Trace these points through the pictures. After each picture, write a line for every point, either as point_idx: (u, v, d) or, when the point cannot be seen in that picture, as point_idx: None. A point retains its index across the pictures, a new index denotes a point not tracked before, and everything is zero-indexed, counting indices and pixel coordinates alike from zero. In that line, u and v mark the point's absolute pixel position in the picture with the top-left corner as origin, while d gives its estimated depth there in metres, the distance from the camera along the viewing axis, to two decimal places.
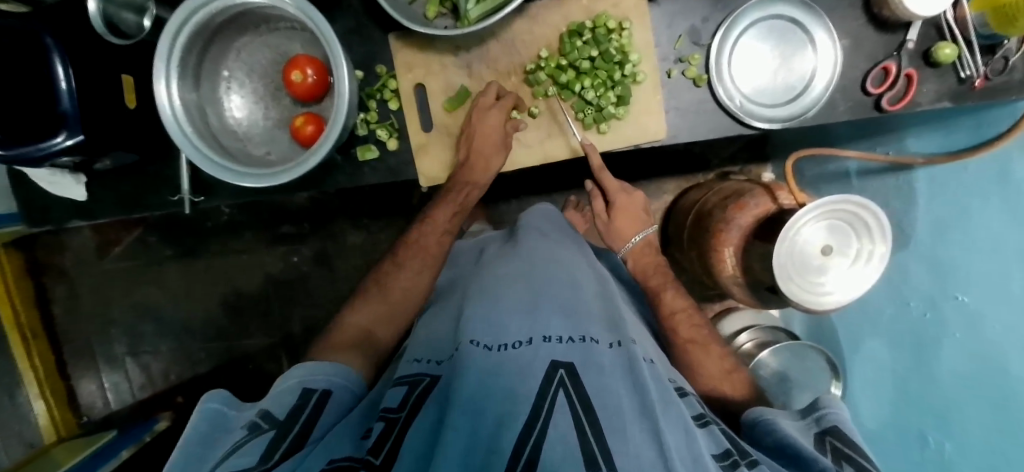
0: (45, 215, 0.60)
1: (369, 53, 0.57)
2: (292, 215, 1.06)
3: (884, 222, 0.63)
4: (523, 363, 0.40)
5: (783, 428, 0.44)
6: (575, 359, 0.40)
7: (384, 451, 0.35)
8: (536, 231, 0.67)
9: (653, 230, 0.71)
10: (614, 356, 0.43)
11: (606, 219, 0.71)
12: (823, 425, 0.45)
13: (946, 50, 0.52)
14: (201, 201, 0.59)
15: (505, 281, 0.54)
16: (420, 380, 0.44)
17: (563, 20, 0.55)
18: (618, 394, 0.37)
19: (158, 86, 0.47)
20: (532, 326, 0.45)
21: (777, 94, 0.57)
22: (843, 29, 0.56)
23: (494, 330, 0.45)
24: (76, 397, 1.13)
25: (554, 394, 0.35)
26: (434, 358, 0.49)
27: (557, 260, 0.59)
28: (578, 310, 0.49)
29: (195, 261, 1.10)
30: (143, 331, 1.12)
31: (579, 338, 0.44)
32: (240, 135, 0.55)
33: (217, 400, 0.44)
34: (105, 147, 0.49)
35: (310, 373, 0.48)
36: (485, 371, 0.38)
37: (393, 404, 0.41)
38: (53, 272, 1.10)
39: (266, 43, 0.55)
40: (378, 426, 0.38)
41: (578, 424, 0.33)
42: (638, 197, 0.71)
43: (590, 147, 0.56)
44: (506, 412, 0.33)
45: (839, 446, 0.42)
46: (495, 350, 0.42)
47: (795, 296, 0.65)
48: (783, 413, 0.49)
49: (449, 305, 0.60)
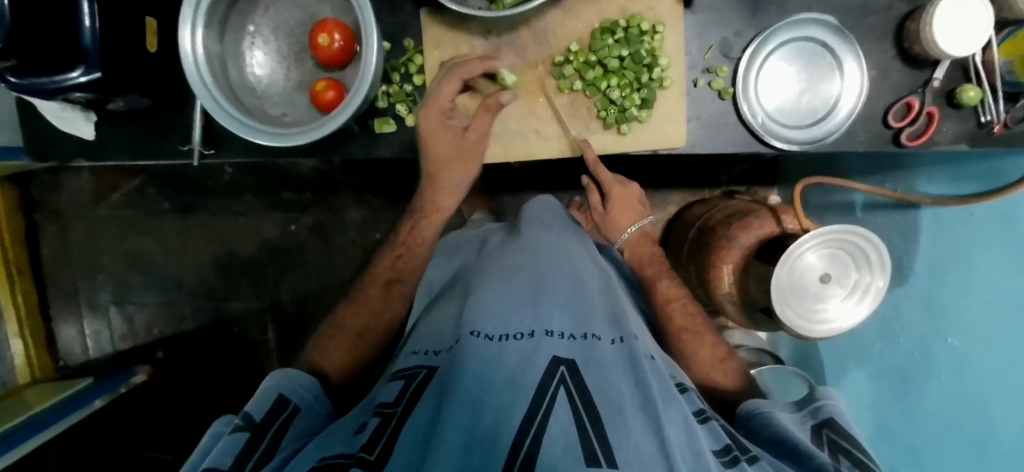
0: (48, 151, 0.59)
1: (398, 25, 0.56)
2: (296, 183, 1.05)
3: (885, 257, 0.64)
4: (525, 355, 0.40)
5: (781, 422, 0.44)
6: (576, 356, 0.40)
7: (378, 448, 0.34)
8: (539, 223, 0.67)
9: (649, 222, 0.71)
10: (615, 352, 0.43)
11: (602, 212, 0.71)
12: (820, 417, 0.46)
13: (970, 93, 0.53)
14: (211, 154, 0.58)
15: (506, 272, 0.54)
16: (416, 373, 0.44)
17: (597, 16, 0.55)
18: (619, 389, 0.38)
19: (182, 31, 0.46)
20: (536, 320, 0.45)
21: (799, 116, 0.57)
22: (872, 59, 0.57)
23: (497, 321, 0.45)
24: (56, 341, 1.11)
25: (554, 390, 0.36)
26: (431, 350, 0.49)
27: (562, 252, 0.60)
28: (582, 306, 0.49)
29: (192, 219, 1.08)
30: (130, 282, 1.11)
31: (581, 335, 0.44)
32: (258, 92, 0.54)
33: (224, 424, 0.43)
34: (121, 89, 0.49)
35: (287, 383, 0.48)
36: (484, 362, 0.38)
37: (389, 399, 0.41)
38: (46, 211, 1.08)
39: (295, 3, 0.55)
40: (374, 421, 0.38)
41: (579, 421, 0.33)
42: (635, 189, 0.71)
43: (586, 144, 0.55)
44: (506, 404, 0.34)
45: (836, 440, 0.43)
46: (496, 340, 0.42)
47: (792, 322, 0.65)
48: (777, 405, 0.49)
49: (453, 295, 0.59)
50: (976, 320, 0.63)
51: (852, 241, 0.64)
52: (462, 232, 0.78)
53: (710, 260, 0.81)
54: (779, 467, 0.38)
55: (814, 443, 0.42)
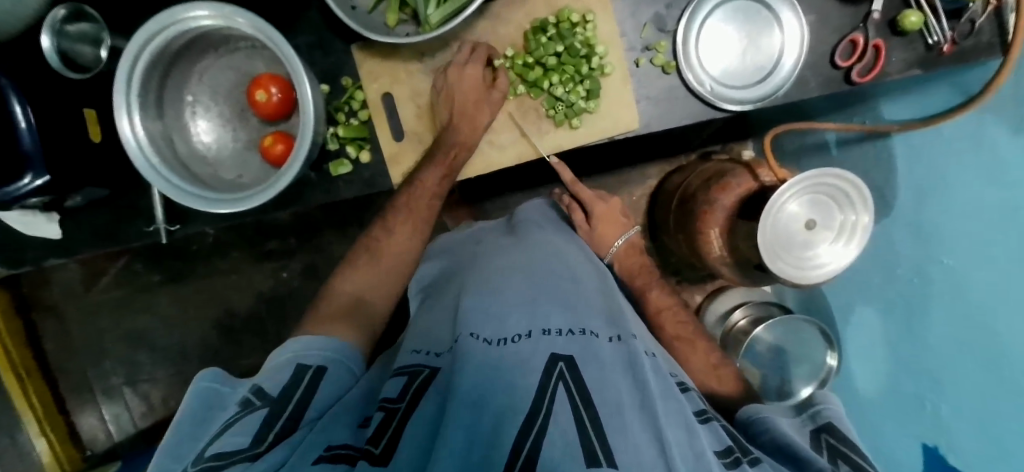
0: (21, 257, 0.59)
1: (333, 65, 0.56)
2: (278, 231, 1.06)
3: (865, 193, 0.64)
4: (524, 356, 0.40)
5: (780, 426, 0.45)
6: (575, 352, 0.41)
7: (383, 441, 0.33)
8: (533, 224, 0.67)
9: (635, 231, 0.72)
10: (613, 350, 0.44)
11: (587, 229, 0.71)
12: (819, 421, 0.47)
13: (911, 18, 0.52)
14: (177, 229, 0.58)
15: (506, 270, 0.54)
16: (420, 370, 0.44)
17: (526, 17, 0.54)
18: (618, 389, 0.38)
19: (120, 119, 0.46)
20: (533, 318, 0.45)
21: (747, 75, 0.56)
22: (808, 3, 0.56)
23: (495, 322, 0.45)
24: (78, 431, 1.13)
25: (554, 388, 0.36)
26: (431, 349, 0.49)
27: (557, 252, 0.60)
28: (577, 303, 0.50)
29: (184, 287, 1.09)
30: (138, 360, 1.12)
31: (580, 330, 0.44)
32: (210, 160, 0.55)
33: (208, 379, 0.42)
34: (73, 184, 0.49)
35: (303, 350, 0.45)
36: (488, 363, 0.38)
37: (393, 393, 0.40)
38: (41, 308, 1.09)
39: (228, 64, 0.54)
40: (378, 415, 0.37)
41: (579, 420, 0.33)
42: (616, 205, 0.71)
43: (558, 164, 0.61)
44: (506, 404, 0.34)
45: (835, 445, 0.43)
46: (495, 343, 0.42)
47: (784, 274, 0.65)
48: (777, 409, 0.49)
49: (447, 294, 0.59)
50: (980, 239, 0.60)
51: (828, 183, 0.65)
52: (452, 234, 0.78)
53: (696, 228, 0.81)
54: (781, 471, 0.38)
55: (813, 450, 0.43)
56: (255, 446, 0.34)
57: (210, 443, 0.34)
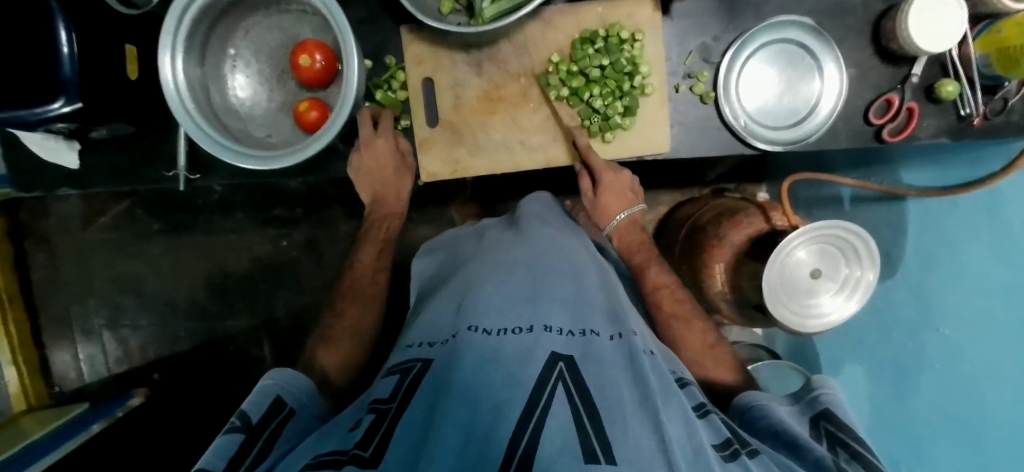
0: (34, 182, 0.59)
1: (379, 42, 0.56)
2: (286, 199, 1.05)
3: (874, 249, 0.64)
4: (524, 349, 0.39)
5: (778, 414, 0.45)
6: (575, 352, 0.40)
7: (373, 444, 0.33)
8: (538, 219, 0.67)
9: (639, 208, 0.66)
10: (613, 347, 0.44)
11: (592, 197, 0.63)
12: (817, 408, 0.46)
13: (948, 87, 0.53)
14: (197, 178, 0.58)
15: (505, 267, 0.53)
16: (411, 367, 0.44)
17: (577, 26, 0.55)
18: (618, 386, 0.37)
19: (162, 60, 0.46)
20: (534, 314, 0.45)
21: (782, 117, 0.57)
22: (850, 57, 0.57)
23: (496, 315, 0.45)
24: (49, 367, 1.10)
25: (552, 387, 0.35)
26: (427, 342, 0.48)
27: (562, 248, 0.59)
28: (580, 303, 0.49)
29: (182, 239, 1.08)
30: (123, 305, 1.10)
31: (580, 331, 0.44)
32: (242, 114, 0.54)
33: None
34: (102, 117, 0.49)
35: (284, 382, 0.47)
36: (483, 360, 0.38)
37: (384, 395, 0.41)
38: (35, 237, 1.07)
39: (276, 24, 0.55)
40: (368, 419, 0.38)
41: (576, 416, 0.33)
42: (626, 174, 0.62)
43: (579, 129, 0.56)
44: (505, 399, 0.33)
45: (834, 431, 0.43)
46: (494, 334, 0.42)
47: (784, 319, 0.66)
48: (775, 398, 0.50)
49: (453, 283, 0.58)
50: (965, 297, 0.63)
51: (838, 235, 0.65)
52: (460, 230, 0.77)
53: (703, 260, 0.81)
54: (778, 460, 0.39)
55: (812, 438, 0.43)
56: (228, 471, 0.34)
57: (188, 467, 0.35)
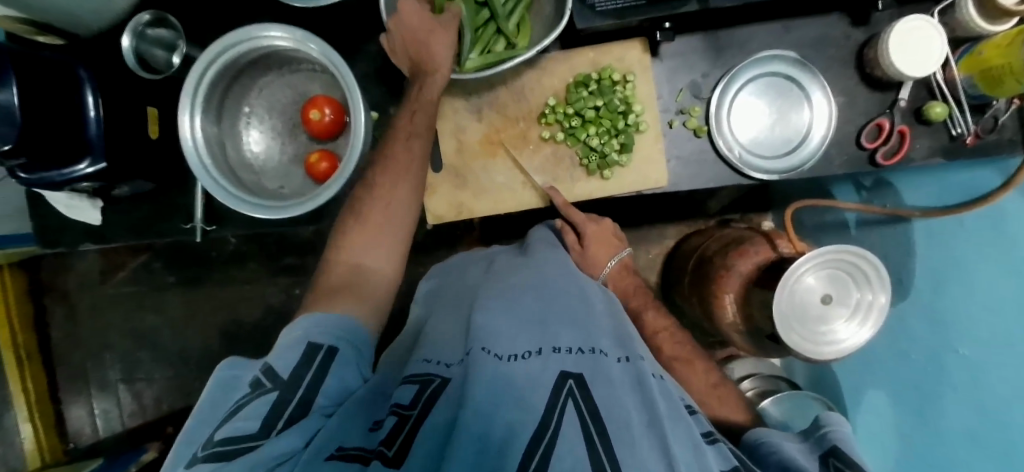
0: (58, 238, 0.61)
1: (384, 95, 0.60)
2: (297, 247, 1.07)
3: (883, 272, 0.64)
4: (534, 373, 0.39)
5: (788, 451, 0.43)
6: (585, 370, 0.40)
7: (397, 444, 0.33)
8: (548, 242, 0.67)
9: (626, 253, 0.71)
10: (622, 369, 0.43)
11: (580, 250, 0.69)
12: (825, 445, 0.43)
13: (936, 109, 0.55)
14: (212, 230, 0.60)
15: (513, 290, 0.53)
16: (430, 379, 0.41)
17: (570, 70, 0.58)
18: (627, 407, 0.37)
19: (181, 120, 0.49)
20: (543, 337, 0.45)
21: (775, 147, 0.59)
22: (838, 86, 0.59)
23: (505, 338, 0.44)
24: (66, 424, 1.11)
25: (563, 404, 0.35)
26: (444, 361, 0.45)
27: (571, 272, 0.60)
28: (587, 323, 0.49)
29: (197, 290, 1.10)
30: (138, 358, 1.11)
31: (589, 349, 0.44)
32: (256, 168, 0.57)
33: (230, 367, 0.42)
34: (126, 175, 0.52)
35: (316, 326, 0.44)
36: (495, 377, 0.38)
37: (404, 400, 0.39)
38: (54, 294, 1.10)
39: (287, 83, 0.58)
40: (390, 420, 0.36)
41: (587, 434, 0.32)
42: (608, 224, 0.71)
43: (552, 189, 0.57)
44: (515, 420, 0.33)
45: (841, 468, 0.40)
46: (506, 360, 0.41)
47: (797, 346, 0.65)
48: (784, 434, 0.47)
49: (460, 305, 0.59)
50: (988, 310, 0.62)
51: (846, 260, 0.65)
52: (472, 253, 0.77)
53: (712, 291, 0.81)
54: None
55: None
56: (263, 434, 0.34)
57: (222, 425, 0.35)
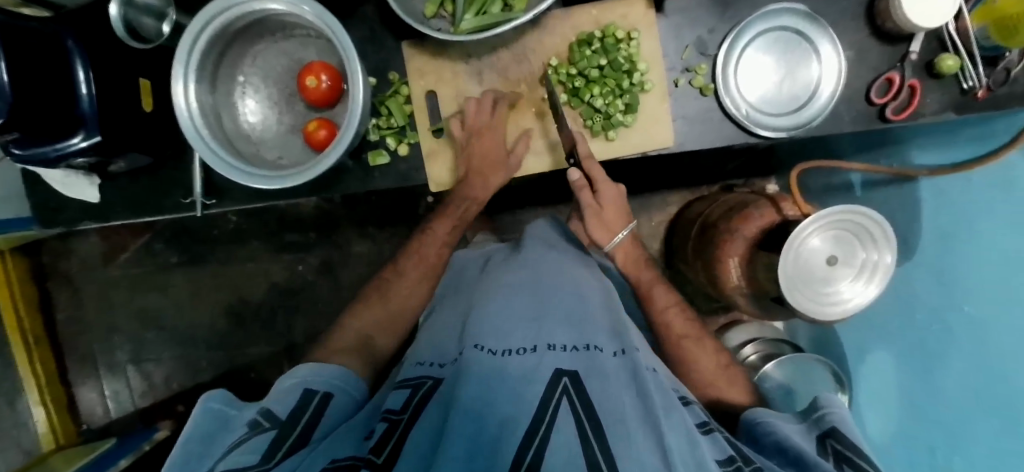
0: (56, 217, 0.60)
1: (382, 60, 0.58)
2: (299, 224, 1.07)
3: (889, 232, 0.64)
4: (527, 369, 0.39)
5: (784, 433, 0.43)
6: (579, 367, 0.39)
7: (386, 451, 0.33)
8: (543, 243, 0.65)
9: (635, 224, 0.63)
10: (617, 364, 0.42)
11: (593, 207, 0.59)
12: (824, 426, 0.43)
13: (948, 61, 0.53)
14: (212, 204, 0.60)
15: (509, 288, 0.53)
16: (421, 383, 0.43)
17: (573, 30, 0.56)
18: (621, 399, 0.36)
19: (175, 86, 0.47)
20: (538, 334, 0.44)
21: (783, 103, 0.57)
22: (847, 40, 0.58)
23: (499, 334, 0.44)
24: (77, 405, 1.12)
25: (557, 403, 0.34)
26: (436, 361, 0.47)
27: (564, 270, 0.58)
28: (583, 320, 0.48)
29: (199, 271, 1.10)
30: (145, 339, 1.12)
31: (584, 346, 0.43)
32: (253, 139, 0.56)
33: (217, 400, 0.43)
34: (120, 148, 0.51)
35: (312, 375, 0.47)
36: (486, 375, 0.37)
37: (395, 406, 0.39)
38: (58, 278, 1.10)
39: (282, 50, 0.56)
40: (381, 426, 0.36)
41: (582, 434, 0.31)
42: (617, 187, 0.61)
43: (578, 137, 0.54)
44: (507, 417, 0.33)
45: (840, 449, 0.40)
46: (499, 355, 0.41)
47: (803, 308, 0.64)
48: (783, 415, 0.47)
49: (457, 305, 0.59)
50: (990, 287, 0.61)
51: (856, 220, 0.64)
52: (466, 250, 0.75)
53: (715, 256, 0.81)
54: None
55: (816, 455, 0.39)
56: (263, 462, 0.34)
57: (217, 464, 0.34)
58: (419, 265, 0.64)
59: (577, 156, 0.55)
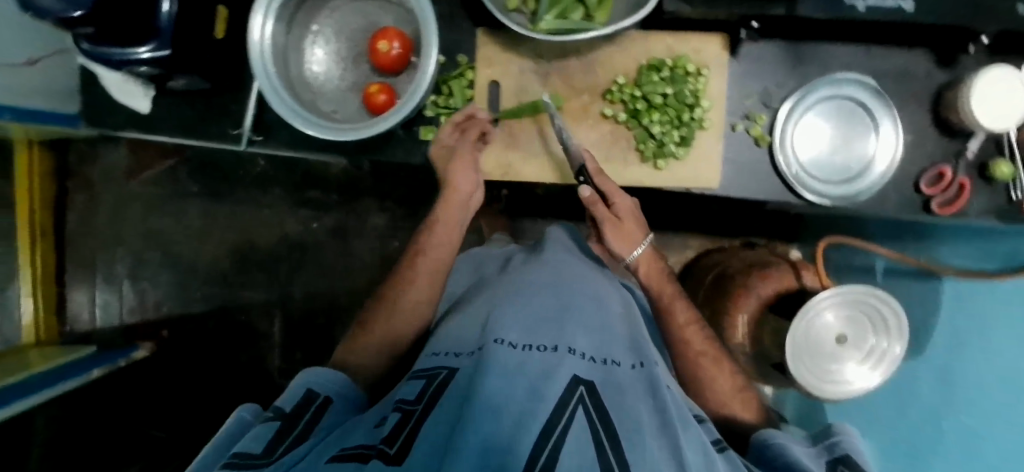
0: (103, 118, 0.61)
1: (454, 40, 0.59)
2: (323, 183, 1.07)
3: (904, 324, 0.63)
4: (548, 368, 0.38)
5: (795, 454, 0.42)
6: (596, 378, 0.39)
7: (398, 442, 0.33)
8: (562, 246, 0.65)
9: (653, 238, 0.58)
10: (634, 376, 0.43)
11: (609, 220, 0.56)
12: (836, 452, 0.42)
13: (1002, 168, 0.53)
14: (258, 140, 0.60)
15: (529, 289, 0.52)
16: (437, 373, 0.42)
17: (645, 53, 0.57)
18: (638, 411, 0.37)
19: (253, 19, 0.48)
20: (559, 336, 0.43)
21: (834, 170, 0.58)
22: (909, 124, 0.58)
23: (522, 331, 0.43)
24: (66, 306, 1.12)
25: (573, 408, 0.34)
26: (455, 352, 0.47)
27: (586, 278, 0.57)
28: (604, 328, 0.47)
29: (216, 205, 1.10)
30: (147, 259, 1.12)
31: (602, 359, 0.42)
32: (313, 87, 0.57)
33: (247, 410, 0.42)
34: (183, 67, 0.51)
35: (316, 375, 0.47)
36: (509, 370, 0.36)
37: (409, 396, 0.40)
38: (78, 180, 1.10)
39: (359, 10, 0.58)
40: (395, 415, 0.37)
41: (595, 439, 0.32)
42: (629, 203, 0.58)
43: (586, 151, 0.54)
44: (524, 411, 0.32)
45: None
46: (519, 349, 0.40)
47: (805, 382, 0.64)
48: (792, 437, 0.46)
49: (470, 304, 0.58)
50: None
51: (874, 305, 0.63)
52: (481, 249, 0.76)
53: (724, 308, 0.79)
54: None
55: None
56: (263, 456, 0.35)
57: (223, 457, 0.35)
58: (434, 250, 0.60)
59: (587, 173, 0.54)
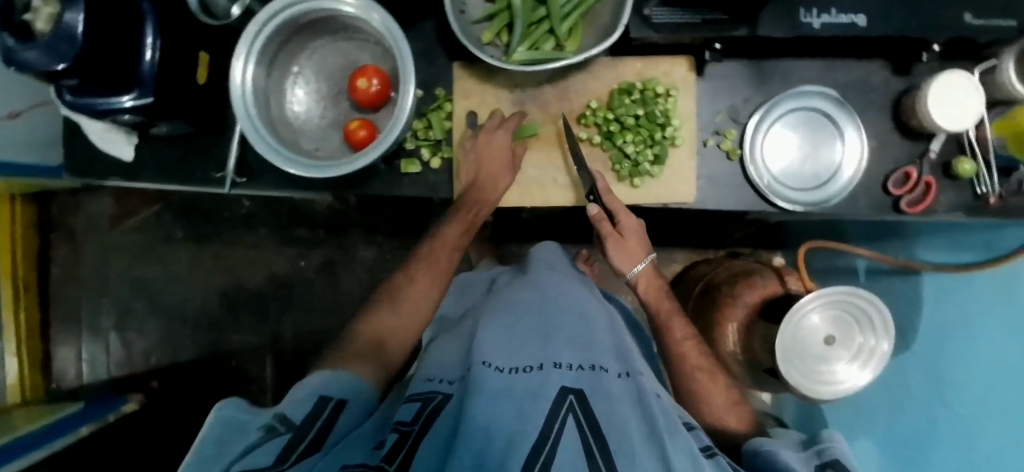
0: (86, 170, 0.62)
1: (432, 75, 0.61)
2: (310, 220, 1.07)
3: (888, 320, 0.63)
4: (534, 387, 0.38)
5: (785, 459, 0.42)
6: (584, 387, 0.39)
7: (398, 460, 0.34)
8: (545, 264, 0.66)
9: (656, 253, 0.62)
10: (621, 385, 0.42)
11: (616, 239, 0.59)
12: (824, 457, 0.42)
13: (965, 165, 0.56)
14: (242, 182, 0.61)
15: (516, 308, 0.53)
16: (431, 397, 0.42)
17: (616, 78, 0.59)
18: (625, 418, 0.37)
19: (235, 64, 0.49)
20: (544, 353, 0.43)
21: (805, 178, 0.60)
22: (871, 130, 0.61)
23: (505, 353, 0.44)
24: (52, 362, 1.10)
25: (563, 417, 0.35)
26: (446, 378, 0.46)
27: (570, 294, 0.57)
28: (586, 340, 0.48)
29: (202, 249, 1.09)
30: (134, 307, 1.10)
31: (589, 366, 0.43)
32: (295, 126, 0.58)
33: (232, 407, 0.40)
34: (167, 113, 0.52)
35: (325, 382, 0.45)
36: (498, 391, 0.37)
37: (406, 417, 0.39)
38: (61, 232, 1.09)
39: (338, 49, 0.59)
40: (392, 436, 0.36)
41: (585, 450, 0.32)
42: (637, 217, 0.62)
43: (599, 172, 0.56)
44: (516, 431, 0.32)
45: None
46: (506, 372, 0.40)
47: (796, 383, 0.65)
48: (784, 443, 0.46)
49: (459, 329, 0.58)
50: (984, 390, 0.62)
51: (858, 304, 0.64)
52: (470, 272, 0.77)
53: (715, 319, 0.81)
54: None
55: None
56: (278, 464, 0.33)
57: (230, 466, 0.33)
58: (421, 282, 0.61)
59: (597, 192, 0.57)
